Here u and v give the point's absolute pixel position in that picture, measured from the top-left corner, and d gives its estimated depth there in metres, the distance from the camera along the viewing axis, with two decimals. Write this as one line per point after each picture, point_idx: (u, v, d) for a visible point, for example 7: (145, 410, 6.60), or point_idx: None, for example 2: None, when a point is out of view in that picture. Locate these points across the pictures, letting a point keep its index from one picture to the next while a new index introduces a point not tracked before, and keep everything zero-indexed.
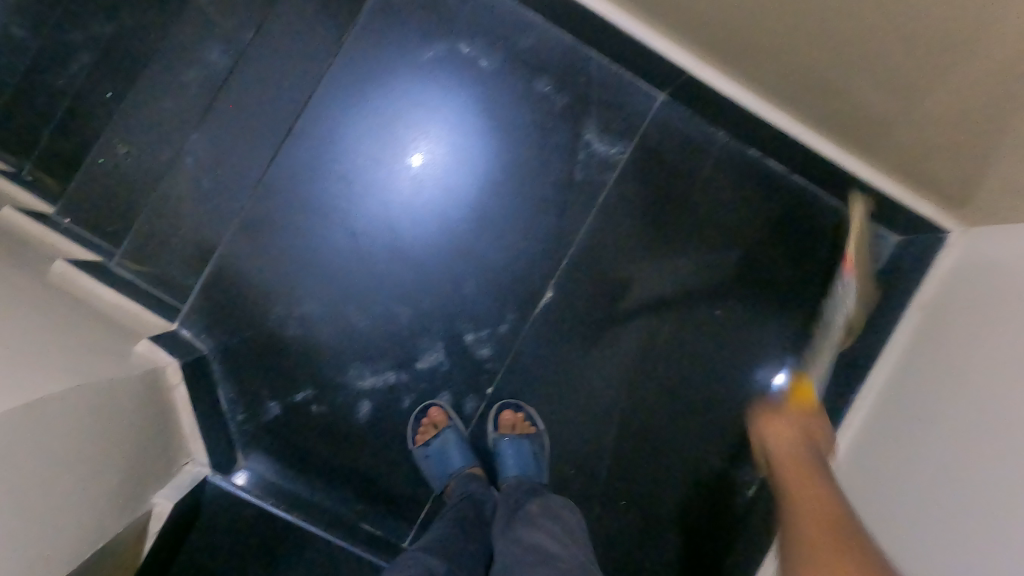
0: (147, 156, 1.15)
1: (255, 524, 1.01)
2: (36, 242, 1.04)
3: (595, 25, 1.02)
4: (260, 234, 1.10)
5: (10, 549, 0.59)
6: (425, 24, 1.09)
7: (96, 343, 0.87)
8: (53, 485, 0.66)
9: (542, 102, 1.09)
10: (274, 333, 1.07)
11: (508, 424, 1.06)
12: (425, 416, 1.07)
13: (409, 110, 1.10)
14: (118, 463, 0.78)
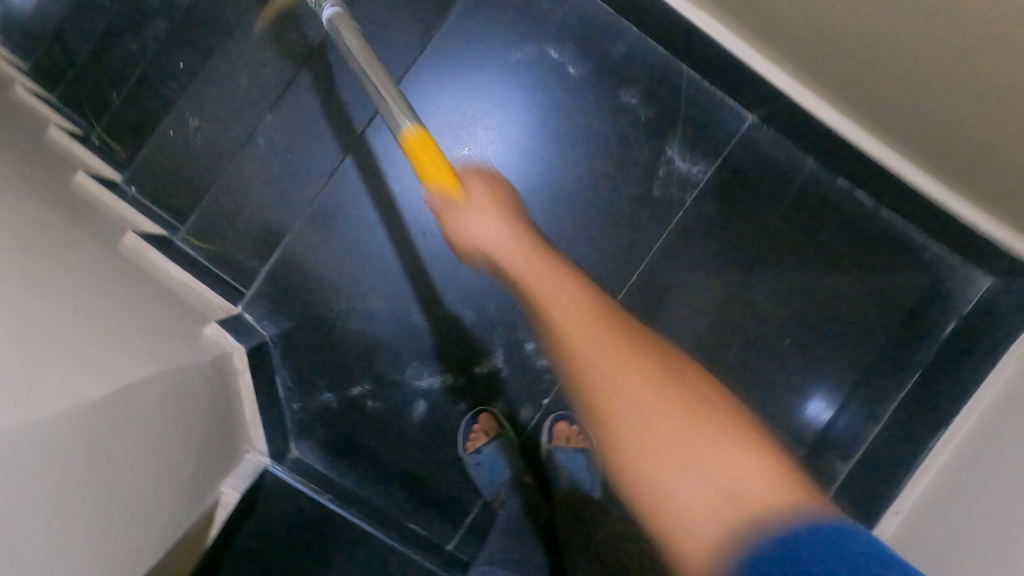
0: (216, 132, 1.15)
1: (311, 517, 1.00)
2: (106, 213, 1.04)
3: (693, 37, 0.99)
4: (330, 225, 1.10)
5: (88, 556, 0.59)
6: (517, 25, 1.07)
7: (172, 324, 0.87)
8: (139, 467, 0.67)
9: (627, 114, 1.08)
10: (336, 325, 1.07)
11: (562, 437, 1.04)
12: (475, 422, 1.06)
13: (491, 112, 1.08)
14: (189, 457, 0.78)
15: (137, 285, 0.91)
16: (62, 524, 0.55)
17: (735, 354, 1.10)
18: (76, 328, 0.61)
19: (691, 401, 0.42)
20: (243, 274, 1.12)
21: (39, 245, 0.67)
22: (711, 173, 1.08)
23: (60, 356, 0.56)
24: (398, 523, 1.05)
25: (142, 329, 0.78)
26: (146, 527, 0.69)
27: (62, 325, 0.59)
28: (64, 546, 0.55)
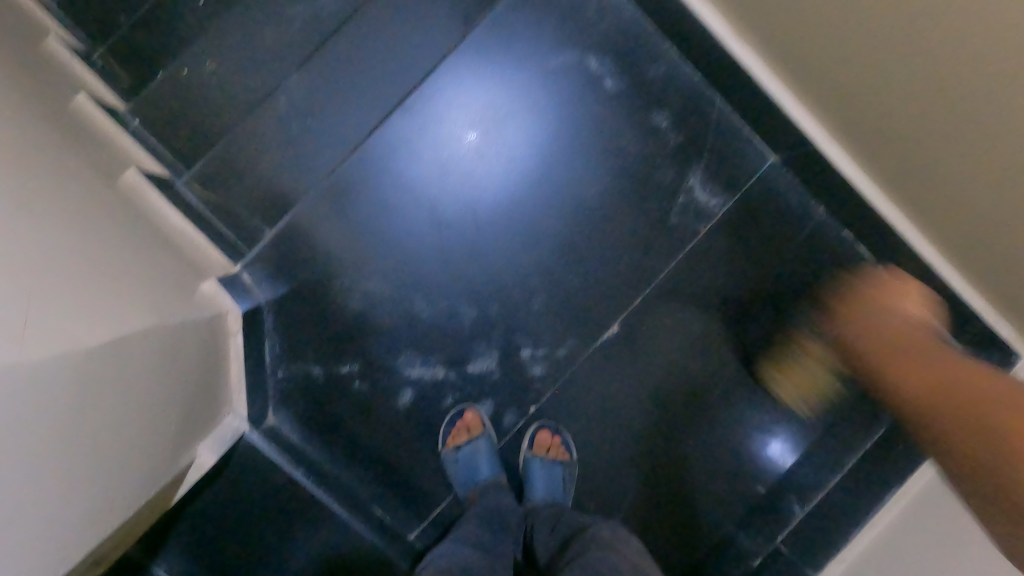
0: (234, 81, 1.11)
1: (278, 488, 0.98)
2: (108, 147, 0.99)
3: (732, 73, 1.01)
4: (343, 198, 1.08)
5: (77, 496, 0.59)
6: (562, 30, 1.06)
7: (170, 274, 0.85)
8: (119, 425, 0.64)
9: (656, 135, 1.07)
10: (335, 301, 1.06)
11: (543, 446, 1.05)
12: (460, 419, 1.05)
13: (523, 113, 1.07)
14: (179, 413, 0.77)
15: (135, 228, 0.88)
16: (38, 477, 0.52)
17: (722, 390, 1.08)
18: (67, 273, 0.58)
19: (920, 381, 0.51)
20: (246, 231, 1.09)
21: (40, 178, 0.63)
22: (728, 209, 1.08)
23: (49, 302, 0.53)
24: (363, 509, 1.02)
25: (139, 279, 0.75)
26: (119, 486, 0.67)
27: (60, 264, 0.58)
28: (38, 499, 0.53)
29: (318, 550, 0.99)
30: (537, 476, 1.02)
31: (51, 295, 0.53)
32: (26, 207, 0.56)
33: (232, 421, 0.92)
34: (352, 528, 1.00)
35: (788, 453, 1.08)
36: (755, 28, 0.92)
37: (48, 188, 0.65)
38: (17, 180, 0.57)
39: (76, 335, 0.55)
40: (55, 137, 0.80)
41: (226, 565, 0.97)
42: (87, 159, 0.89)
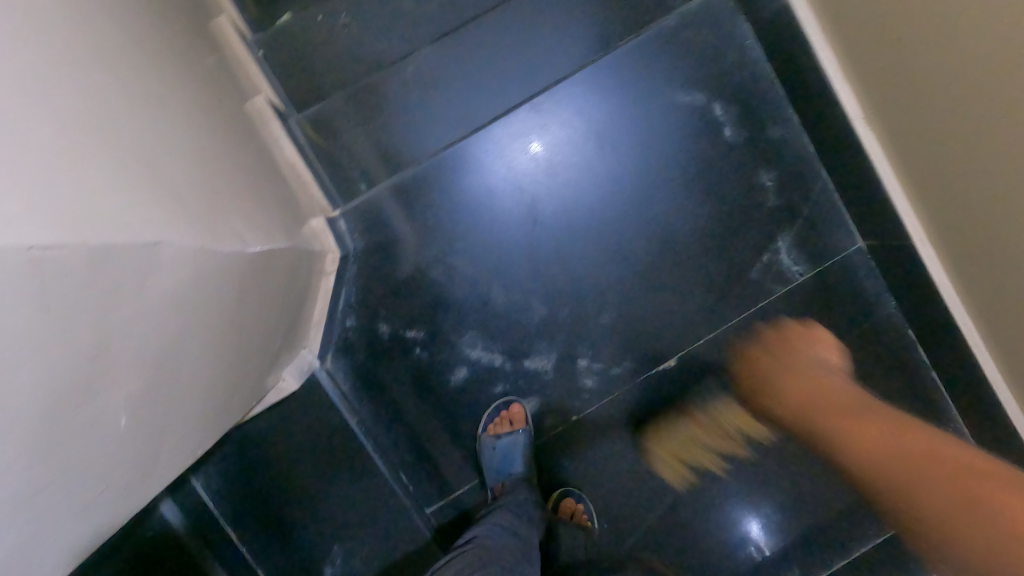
0: (366, 39, 1.15)
1: (325, 429, 1.01)
2: (239, 74, 1.03)
3: (845, 152, 1.04)
4: (449, 173, 1.11)
5: (231, 400, 0.62)
6: (695, 71, 1.10)
7: (289, 205, 0.89)
8: (256, 348, 0.65)
9: (755, 191, 1.11)
10: (418, 268, 1.09)
11: (566, 510, 1.09)
12: (504, 410, 1.08)
13: (639, 138, 1.11)
14: (289, 337, 0.80)
15: (259, 155, 0.91)
16: (208, 387, 0.54)
17: (758, 448, 1.10)
18: (219, 193, 0.59)
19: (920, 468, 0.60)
20: (344, 181, 1.12)
21: (180, 99, 0.64)
22: (806, 278, 1.12)
23: (214, 217, 0.53)
24: (394, 472, 1.04)
25: (271, 212, 0.76)
26: (240, 406, 0.68)
27: (209, 170, 0.60)
28: (212, 400, 0.55)
29: (342, 501, 1.01)
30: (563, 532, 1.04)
31: (211, 210, 0.54)
32: (171, 127, 0.57)
33: (308, 354, 0.97)
34: (379, 489, 1.02)
35: (809, 525, 1.09)
36: (884, 120, 0.94)
37: (187, 110, 0.66)
38: (163, 103, 0.58)
39: (244, 251, 0.56)
40: (194, 58, 0.82)
41: (254, 494, 0.99)
42: (223, 82, 0.92)
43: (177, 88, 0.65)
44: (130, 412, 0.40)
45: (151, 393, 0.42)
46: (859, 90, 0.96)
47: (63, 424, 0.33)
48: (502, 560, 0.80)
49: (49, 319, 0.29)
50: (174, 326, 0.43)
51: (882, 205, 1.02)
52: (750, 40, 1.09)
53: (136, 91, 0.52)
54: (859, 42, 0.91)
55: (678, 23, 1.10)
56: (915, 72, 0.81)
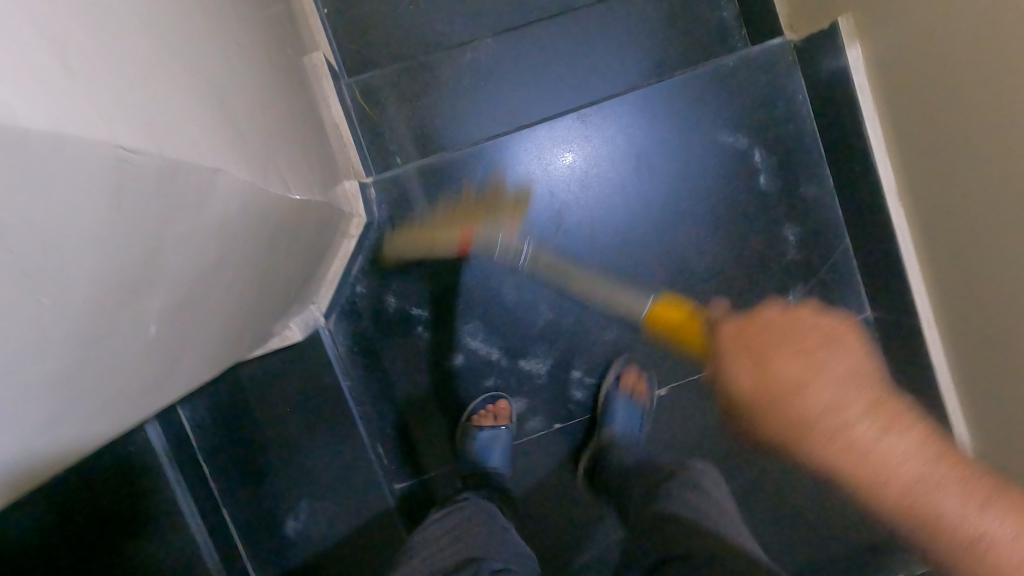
0: (430, 19, 1.18)
1: (318, 386, 1.02)
2: (299, 25, 1.04)
3: (870, 222, 1.06)
4: (485, 165, 1.11)
5: (244, 337, 0.65)
6: (743, 114, 1.12)
7: (328, 163, 0.91)
8: (277, 289, 0.67)
9: (778, 242, 1.13)
10: (437, 249, 1.11)
11: (627, 385, 1.10)
12: (491, 404, 1.10)
13: (676, 168, 1.12)
14: (304, 288, 0.82)
15: (308, 108, 0.92)
16: (230, 315, 0.55)
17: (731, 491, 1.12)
18: (271, 134, 0.60)
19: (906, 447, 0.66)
20: (383, 155, 1.17)
21: (245, 35, 0.65)
22: None
23: (266, 156, 0.55)
24: (373, 442, 1.06)
25: (312, 162, 0.77)
26: (252, 342, 0.70)
27: (268, 113, 0.62)
28: (226, 334, 0.57)
29: (319, 460, 1.02)
30: (620, 411, 1.09)
31: (264, 148, 0.55)
32: (237, 61, 0.58)
33: (316, 311, 0.98)
34: (357, 454, 1.03)
35: None
36: (917, 199, 0.95)
37: (252, 46, 0.66)
38: (230, 35, 0.58)
39: (287, 194, 0.57)
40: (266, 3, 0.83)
41: (237, 433, 1.00)
42: (287, 31, 0.93)
43: (244, 24, 0.66)
44: (162, 323, 0.41)
45: (185, 306, 0.44)
46: (897, 165, 0.98)
47: (109, 316, 0.35)
48: (487, 521, 0.89)
49: (120, 216, 0.31)
50: (216, 248, 0.44)
51: (898, 281, 1.04)
52: (802, 95, 1.11)
53: (210, 19, 0.53)
54: (902, 120, 0.93)
55: (736, 64, 1.11)
56: (959, 158, 0.83)
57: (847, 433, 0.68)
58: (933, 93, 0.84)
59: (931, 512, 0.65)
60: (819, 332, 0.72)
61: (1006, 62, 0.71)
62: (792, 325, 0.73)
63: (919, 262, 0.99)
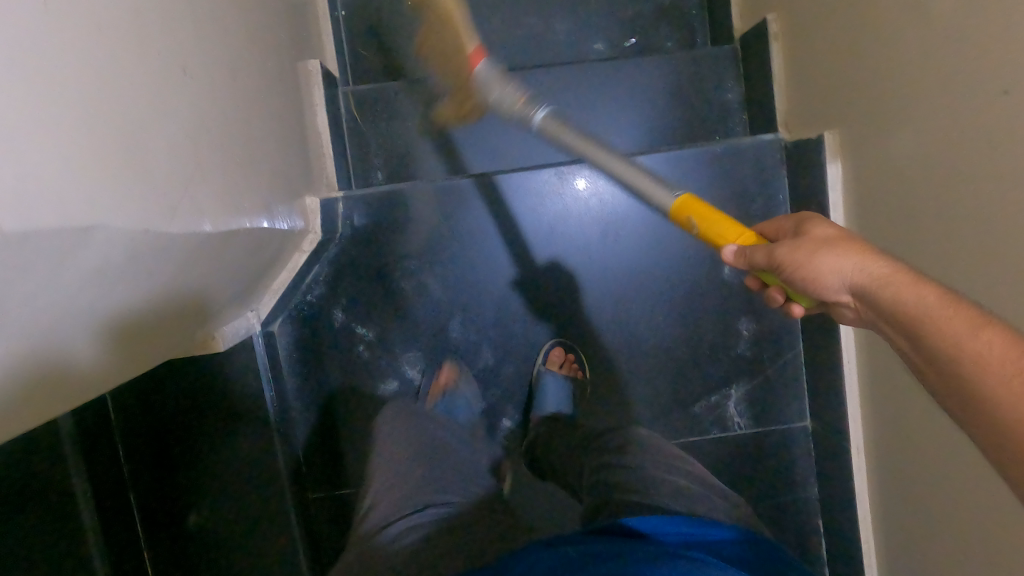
0: None
1: (246, 394, 1.02)
2: (302, 31, 1.05)
3: (817, 336, 1.06)
4: (457, 201, 1.10)
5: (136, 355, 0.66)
6: (722, 200, 1.11)
7: (291, 176, 0.90)
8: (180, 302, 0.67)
9: (731, 334, 1.12)
10: (393, 275, 1.11)
11: (557, 361, 1.11)
12: (432, 379, 1.12)
13: (647, 239, 1.12)
14: (231, 296, 0.82)
15: (285, 115, 0.92)
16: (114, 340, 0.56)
17: None
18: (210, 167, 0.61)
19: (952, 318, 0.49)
20: (363, 168, 1.19)
21: (214, 56, 0.66)
22: (743, 432, 1.13)
23: (190, 191, 0.55)
24: (291, 457, 1.07)
25: (263, 184, 0.78)
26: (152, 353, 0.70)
27: (208, 132, 0.62)
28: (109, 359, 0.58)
29: (237, 465, 1.03)
30: (550, 386, 1.09)
31: (191, 182, 0.56)
32: (190, 89, 0.59)
33: (248, 319, 0.97)
34: (272, 466, 1.03)
35: None
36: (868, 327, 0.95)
37: (221, 69, 0.68)
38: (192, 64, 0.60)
39: (204, 230, 0.58)
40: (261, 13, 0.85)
41: (172, 419, 1.01)
42: (281, 33, 0.94)
43: (216, 44, 0.67)
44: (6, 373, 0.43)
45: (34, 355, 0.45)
46: None
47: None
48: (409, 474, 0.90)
49: None
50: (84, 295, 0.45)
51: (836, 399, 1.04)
52: (783, 195, 1.10)
53: (161, 48, 0.53)
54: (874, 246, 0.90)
55: (723, 151, 1.10)
56: None
57: (974, 355, 0.47)
58: (903, 228, 0.83)
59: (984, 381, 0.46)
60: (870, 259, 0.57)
61: (975, 216, 0.70)
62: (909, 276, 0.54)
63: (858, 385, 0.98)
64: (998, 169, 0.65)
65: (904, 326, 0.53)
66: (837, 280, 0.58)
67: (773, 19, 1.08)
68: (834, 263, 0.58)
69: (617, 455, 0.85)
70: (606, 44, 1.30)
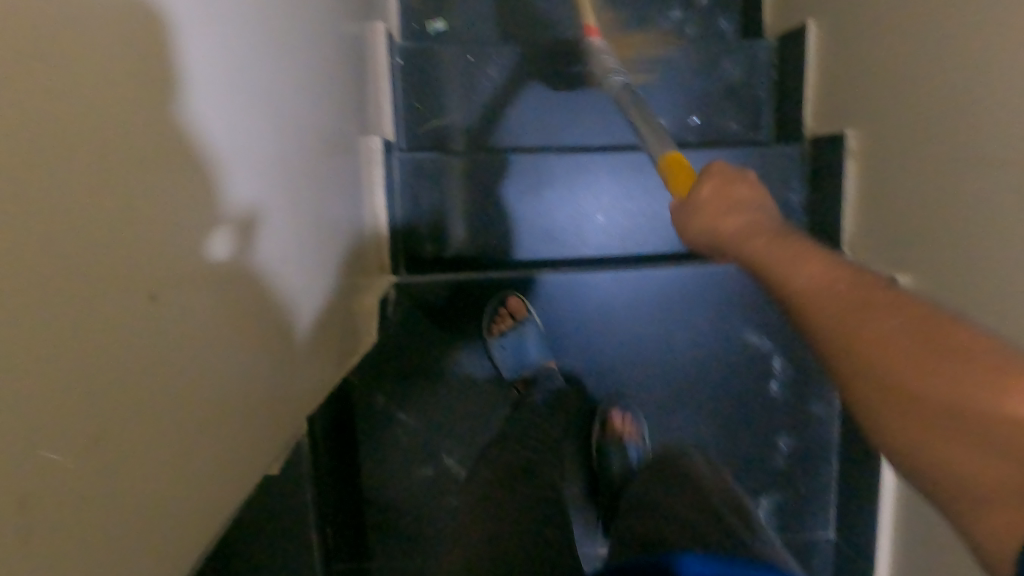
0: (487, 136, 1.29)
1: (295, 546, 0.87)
2: (359, 111, 1.06)
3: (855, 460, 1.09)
4: (510, 297, 1.10)
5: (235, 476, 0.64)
6: (772, 318, 1.11)
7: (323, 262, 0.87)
8: (261, 438, 0.70)
9: (768, 446, 1.15)
10: (441, 363, 1.11)
11: (615, 430, 1.09)
12: (504, 305, 1.10)
13: (699, 348, 1.12)
14: (286, 379, 0.77)
15: (335, 204, 0.93)
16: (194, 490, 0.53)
17: None
18: (260, 330, 0.67)
19: (851, 309, 0.48)
20: (414, 242, 1.22)
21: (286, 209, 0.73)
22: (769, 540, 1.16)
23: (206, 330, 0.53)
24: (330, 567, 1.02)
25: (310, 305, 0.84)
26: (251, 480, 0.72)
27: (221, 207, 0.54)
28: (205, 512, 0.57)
29: None
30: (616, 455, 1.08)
31: (247, 347, 0.64)
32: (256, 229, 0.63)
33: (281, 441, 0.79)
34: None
35: None
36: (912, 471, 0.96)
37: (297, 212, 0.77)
38: (279, 217, 0.70)
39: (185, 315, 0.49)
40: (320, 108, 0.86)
41: None
42: (340, 124, 0.96)
43: (289, 195, 0.74)
44: None
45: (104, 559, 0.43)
46: None
47: None
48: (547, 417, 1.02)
49: None
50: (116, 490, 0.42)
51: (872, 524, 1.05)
52: None
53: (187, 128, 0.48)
54: None
55: None
56: None
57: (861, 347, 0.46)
58: None
59: (951, 457, 0.41)
60: (854, 297, 0.48)
61: None
62: (810, 258, 0.53)
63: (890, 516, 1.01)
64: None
65: (803, 317, 0.51)
66: (696, 229, 0.67)
67: (852, 136, 1.05)
68: (706, 189, 0.66)
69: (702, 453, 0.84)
70: (668, 121, 1.25)
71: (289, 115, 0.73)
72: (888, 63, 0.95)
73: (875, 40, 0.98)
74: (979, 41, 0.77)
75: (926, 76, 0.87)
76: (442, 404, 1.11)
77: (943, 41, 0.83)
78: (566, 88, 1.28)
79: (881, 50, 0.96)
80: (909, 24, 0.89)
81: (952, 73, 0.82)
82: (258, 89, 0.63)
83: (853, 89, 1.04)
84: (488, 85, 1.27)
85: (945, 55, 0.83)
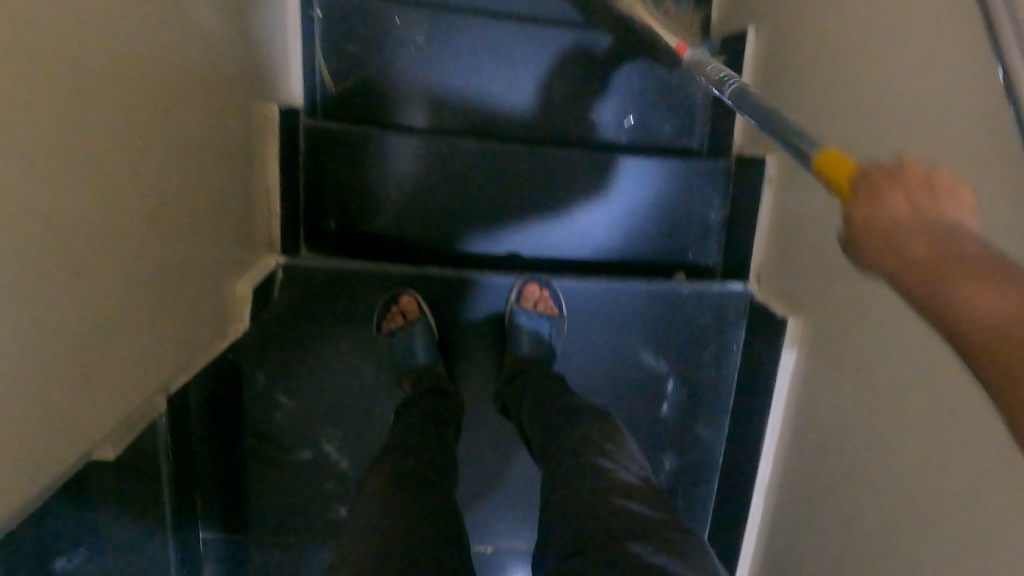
0: (403, 106, 1.14)
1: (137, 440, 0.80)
2: (253, 76, 0.95)
3: (735, 481, 1.14)
4: (407, 291, 1.11)
5: (46, 459, 0.62)
6: (669, 341, 1.13)
7: (180, 236, 0.81)
8: (88, 424, 0.68)
9: (655, 462, 1.18)
10: (331, 349, 1.11)
11: (530, 299, 1.10)
12: (395, 302, 1.11)
13: (596, 359, 1.15)
14: (125, 360, 0.73)
15: (208, 174, 0.87)
16: None
17: None
18: (86, 323, 0.64)
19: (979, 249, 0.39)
20: (312, 218, 1.14)
21: (122, 188, 0.67)
22: None
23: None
24: (188, 544, 1.01)
25: (169, 281, 0.80)
26: (78, 466, 0.69)
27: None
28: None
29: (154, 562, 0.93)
30: (523, 324, 1.08)
31: (67, 339, 0.62)
32: (60, 217, 0.58)
33: (120, 418, 0.75)
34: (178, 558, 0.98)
35: None
36: (784, 494, 1.02)
37: (158, 190, 0.74)
38: (105, 201, 0.64)
39: None
40: (193, 70, 0.78)
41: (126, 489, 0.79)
42: (226, 87, 0.87)
43: (131, 169, 0.68)
44: None
45: None
46: (786, 454, 1.02)
47: None
48: (438, 417, 1.00)
49: None
50: None
51: (735, 537, 1.14)
52: (736, 345, 1.13)
53: None
54: (814, 429, 0.94)
55: (689, 293, 1.11)
56: (844, 509, 0.86)
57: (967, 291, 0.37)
58: (850, 429, 0.85)
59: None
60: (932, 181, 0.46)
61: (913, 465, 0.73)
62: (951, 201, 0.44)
63: (760, 531, 1.09)
64: (923, 451, 0.71)
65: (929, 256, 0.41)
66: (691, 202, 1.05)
67: (773, 163, 1.03)
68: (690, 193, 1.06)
69: (595, 445, 0.84)
70: (602, 115, 1.17)
71: (134, 84, 0.66)
72: (829, 96, 0.88)
73: (819, 68, 0.91)
74: (915, 100, 0.72)
75: (864, 121, 0.81)
76: (335, 391, 1.12)
77: (888, 87, 0.77)
78: (502, 65, 1.14)
79: (824, 79, 0.89)
80: (859, 58, 0.82)
81: (889, 126, 0.77)
82: (80, 64, 0.57)
83: (788, 114, 0.98)
84: (414, 51, 1.12)
85: (884, 103, 0.77)
